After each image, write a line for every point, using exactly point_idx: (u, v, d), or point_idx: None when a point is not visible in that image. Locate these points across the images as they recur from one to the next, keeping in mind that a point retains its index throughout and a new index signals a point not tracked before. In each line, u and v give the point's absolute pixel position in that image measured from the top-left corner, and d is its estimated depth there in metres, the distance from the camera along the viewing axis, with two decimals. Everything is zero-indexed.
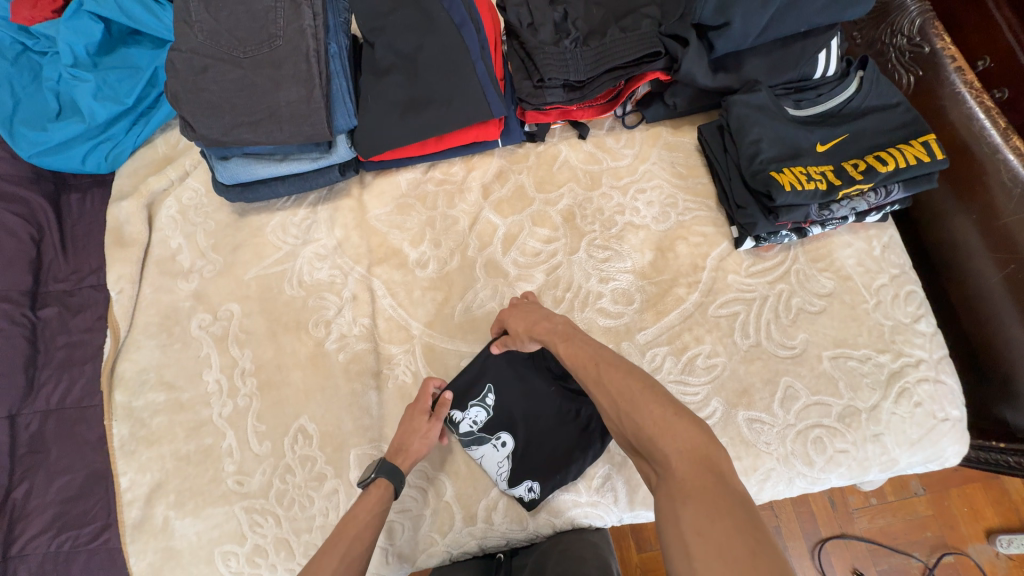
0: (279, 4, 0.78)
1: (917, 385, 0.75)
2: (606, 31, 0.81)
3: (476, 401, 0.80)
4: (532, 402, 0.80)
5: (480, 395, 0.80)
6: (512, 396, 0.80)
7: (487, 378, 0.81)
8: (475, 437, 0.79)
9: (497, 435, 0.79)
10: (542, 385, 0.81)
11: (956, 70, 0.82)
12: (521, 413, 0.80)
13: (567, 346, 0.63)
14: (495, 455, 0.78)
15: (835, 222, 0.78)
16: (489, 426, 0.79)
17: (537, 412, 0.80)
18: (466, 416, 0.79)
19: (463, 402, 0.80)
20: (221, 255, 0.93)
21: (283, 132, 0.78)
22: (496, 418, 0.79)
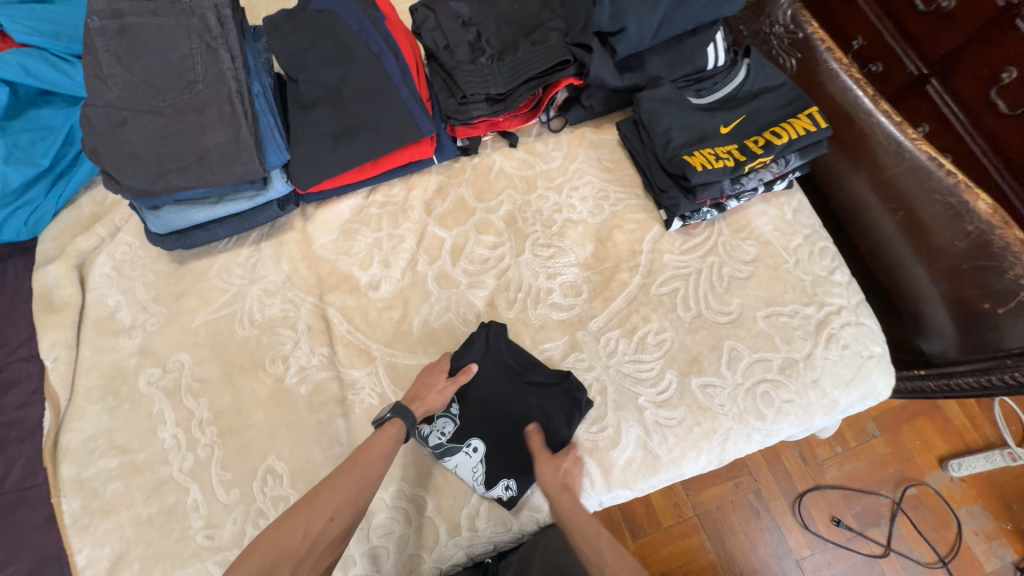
0: (195, 51, 0.79)
1: (842, 330, 0.83)
2: (518, 45, 0.87)
3: (442, 412, 0.81)
4: (498, 403, 0.82)
5: (445, 406, 0.82)
6: (477, 401, 0.82)
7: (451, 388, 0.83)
8: (447, 448, 0.79)
9: (468, 443, 0.80)
10: (505, 384, 0.82)
11: (826, 50, 0.94)
12: (488, 416, 0.81)
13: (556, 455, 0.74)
14: (468, 464, 0.79)
15: (748, 194, 0.86)
16: (457, 435, 0.80)
17: (503, 413, 0.81)
18: (434, 428, 0.80)
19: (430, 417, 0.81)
20: (164, 306, 0.91)
21: (214, 174, 0.78)
22: (464, 426, 0.81)
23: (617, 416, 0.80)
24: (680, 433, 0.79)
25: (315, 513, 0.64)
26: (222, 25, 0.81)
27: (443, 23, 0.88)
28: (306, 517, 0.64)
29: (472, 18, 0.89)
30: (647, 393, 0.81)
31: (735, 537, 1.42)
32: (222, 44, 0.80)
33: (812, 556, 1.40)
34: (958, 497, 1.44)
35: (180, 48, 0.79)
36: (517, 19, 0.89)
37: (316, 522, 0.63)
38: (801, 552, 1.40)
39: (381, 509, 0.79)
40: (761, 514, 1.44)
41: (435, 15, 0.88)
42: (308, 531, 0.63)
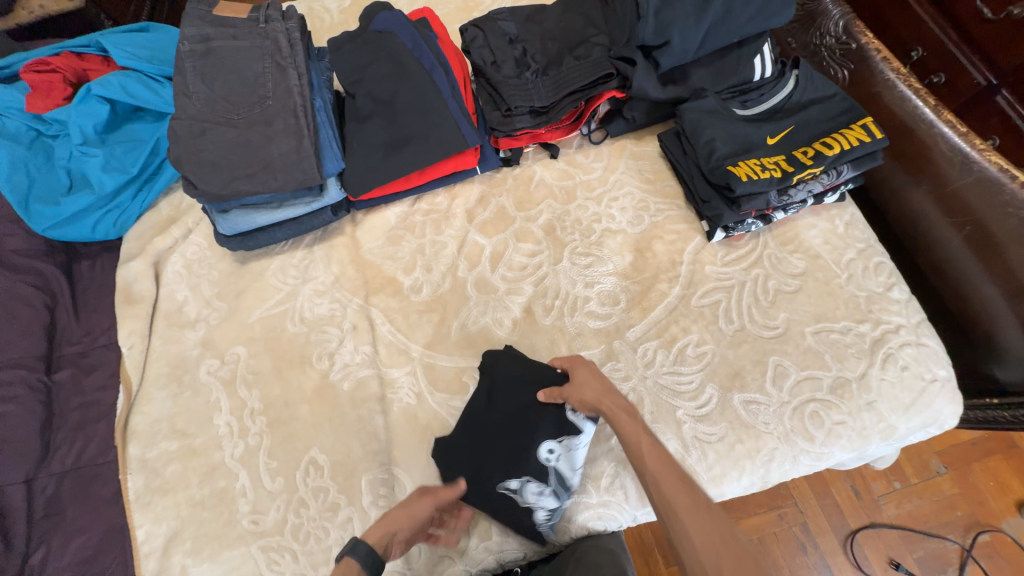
0: (268, 70, 0.88)
1: (900, 350, 0.78)
2: (562, 60, 0.90)
3: (519, 491, 0.75)
4: (499, 433, 0.79)
5: (512, 491, 0.76)
6: (492, 466, 0.77)
7: (494, 482, 0.77)
8: (556, 479, 0.76)
9: (543, 460, 0.76)
10: (467, 421, 0.82)
11: (883, 60, 0.90)
12: (518, 447, 0.77)
13: (630, 422, 0.68)
14: (564, 458, 0.76)
15: (796, 206, 0.84)
16: (535, 474, 0.75)
17: (512, 424, 0.79)
18: (534, 498, 0.75)
19: (522, 507, 0.75)
20: (225, 302, 0.98)
21: (277, 181, 0.85)
22: (524, 471, 0.76)
23: (654, 428, 0.78)
24: (721, 450, 0.76)
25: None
26: (292, 46, 0.90)
27: (491, 39, 0.92)
28: None
29: (518, 35, 0.93)
30: (686, 406, 0.79)
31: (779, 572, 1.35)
32: (291, 63, 0.88)
33: None
34: None
35: (254, 67, 0.88)
36: (561, 36, 0.92)
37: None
38: None
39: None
40: (807, 549, 1.36)
41: (484, 33, 0.92)
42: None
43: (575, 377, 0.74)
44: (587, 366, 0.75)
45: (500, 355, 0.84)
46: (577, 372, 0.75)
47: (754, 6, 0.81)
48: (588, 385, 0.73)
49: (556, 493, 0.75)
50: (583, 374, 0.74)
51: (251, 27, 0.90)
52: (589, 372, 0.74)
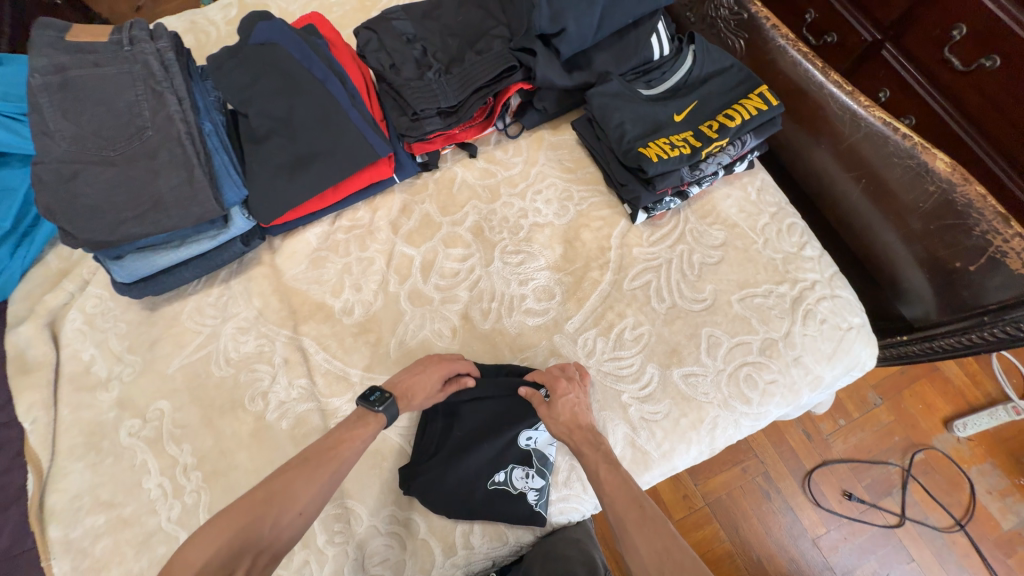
0: (141, 97, 0.80)
1: (818, 305, 0.82)
2: (463, 56, 0.87)
3: (513, 486, 0.77)
4: (468, 442, 0.79)
5: (500, 483, 0.77)
6: (471, 469, 0.77)
7: (483, 482, 0.77)
8: (541, 464, 0.79)
9: (524, 446, 0.80)
10: (431, 442, 0.80)
11: (772, 28, 0.93)
12: (492, 443, 0.79)
13: (609, 472, 0.66)
14: (542, 438, 0.81)
15: (709, 178, 0.85)
16: (517, 460, 0.79)
17: (480, 428, 0.80)
18: (529, 488, 0.77)
19: (513, 497, 0.77)
20: (139, 355, 0.90)
21: (171, 219, 0.78)
22: (506, 460, 0.78)
23: (602, 417, 0.79)
24: (667, 426, 0.78)
25: (288, 503, 0.61)
26: (166, 68, 0.82)
27: (386, 42, 0.88)
28: (277, 508, 0.60)
29: (415, 34, 0.89)
30: (629, 389, 0.80)
31: (749, 521, 1.44)
32: (167, 87, 0.81)
33: (829, 533, 1.43)
34: (967, 458, 1.49)
35: (125, 96, 0.79)
36: (460, 31, 0.89)
37: (288, 512, 0.60)
38: (816, 530, 1.43)
39: (374, 535, 0.77)
40: (771, 496, 1.47)
41: (377, 35, 0.88)
42: (277, 522, 0.59)
43: (555, 404, 0.74)
44: (566, 398, 0.74)
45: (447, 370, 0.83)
46: (556, 400, 0.74)
47: None
48: (564, 416, 0.73)
49: (541, 473, 0.79)
50: (564, 403, 0.74)
51: (114, 51, 0.81)
52: (568, 404, 0.74)
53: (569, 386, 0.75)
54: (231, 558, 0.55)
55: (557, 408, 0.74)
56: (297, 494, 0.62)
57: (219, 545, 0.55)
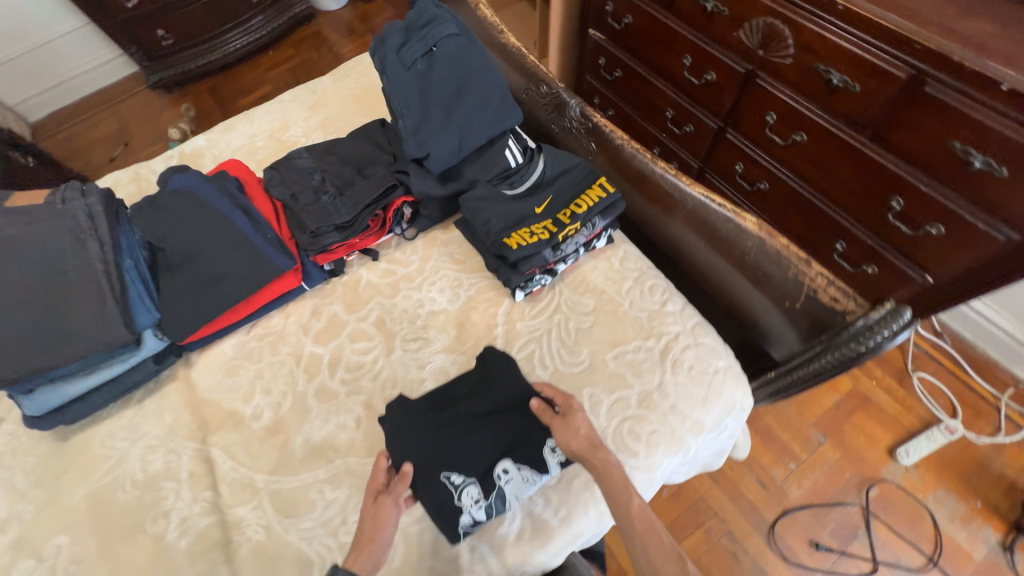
0: (64, 245, 0.91)
1: (683, 354, 0.90)
2: (354, 181, 1.03)
3: (460, 500, 0.77)
4: (463, 433, 0.83)
5: (451, 485, 0.78)
6: (445, 459, 0.80)
7: (438, 473, 0.79)
8: (496, 498, 0.78)
9: (496, 475, 0.79)
10: (429, 423, 0.84)
11: (613, 133, 1.15)
12: (477, 447, 0.81)
13: (641, 514, 0.70)
14: (515, 483, 0.79)
15: (573, 256, 0.99)
16: (483, 481, 0.78)
17: (479, 426, 0.84)
18: (467, 509, 0.76)
19: (452, 504, 0.77)
20: (43, 489, 0.90)
21: (82, 348, 0.85)
22: (478, 472, 0.79)
23: None
24: (560, 490, 0.82)
25: None
26: (93, 218, 0.95)
27: (289, 176, 1.04)
28: None
29: (315, 165, 1.06)
30: None
31: None
32: (91, 234, 0.93)
33: None
34: (920, 486, 1.48)
35: (50, 244, 0.90)
36: (354, 160, 1.07)
37: None
38: None
39: None
40: (739, 559, 1.41)
41: (279, 172, 1.04)
42: None
43: (570, 418, 0.79)
44: (581, 411, 0.80)
45: (501, 360, 0.89)
46: (572, 414, 0.80)
47: (489, 114, 0.98)
48: (582, 432, 0.77)
49: (489, 510, 0.77)
50: (573, 420, 0.79)
51: (46, 209, 0.94)
52: (584, 420, 0.79)
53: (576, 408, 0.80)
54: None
55: (572, 423, 0.78)
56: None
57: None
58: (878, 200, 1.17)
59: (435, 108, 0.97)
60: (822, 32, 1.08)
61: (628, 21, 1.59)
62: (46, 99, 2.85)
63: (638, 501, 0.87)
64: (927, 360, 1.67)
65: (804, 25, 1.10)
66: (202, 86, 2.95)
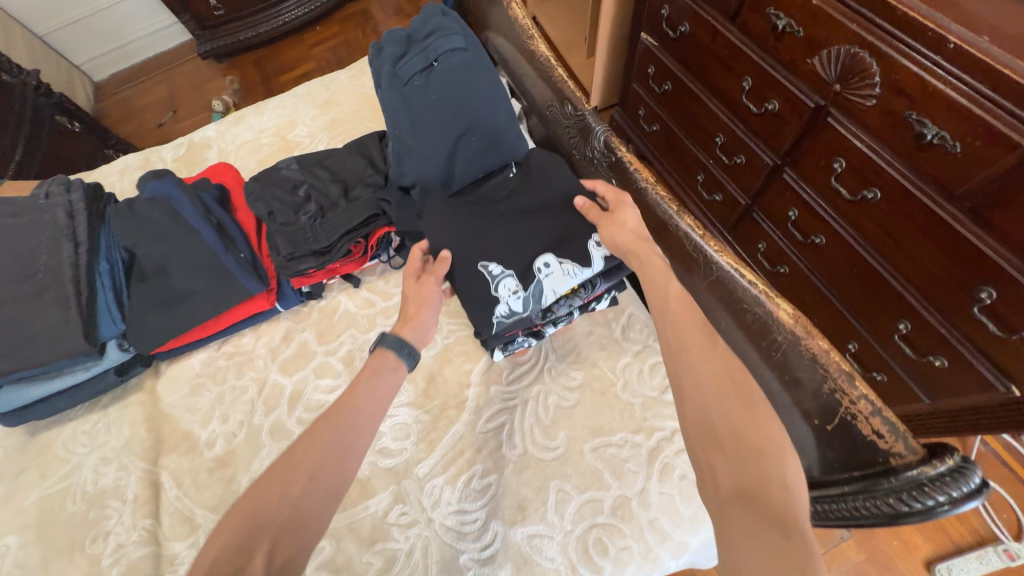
0: (42, 243, 0.89)
1: (676, 459, 0.76)
2: (338, 203, 0.94)
3: (498, 286, 0.78)
4: (505, 220, 0.82)
5: (489, 274, 0.79)
6: (481, 246, 0.79)
7: (474, 261, 0.79)
8: (530, 296, 0.78)
9: (537, 269, 0.79)
10: (469, 212, 0.83)
11: (636, 172, 0.98)
12: (521, 242, 0.80)
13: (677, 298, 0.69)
14: (555, 277, 0.79)
15: (566, 317, 0.85)
16: (523, 276, 0.79)
17: (526, 215, 0.82)
18: (503, 301, 0.78)
19: (490, 295, 0.78)
20: (4, 484, 0.90)
21: (41, 353, 0.84)
22: (517, 267, 0.79)
23: None
24: None
25: None
26: (74, 216, 0.92)
27: (270, 190, 0.96)
28: None
29: (302, 179, 0.98)
30: (469, 549, 0.74)
31: None
32: (67, 234, 0.89)
33: None
34: None
35: (29, 242, 0.89)
36: (342, 177, 0.98)
37: None
38: None
39: None
40: None
41: (260, 185, 0.96)
42: None
43: (614, 216, 0.77)
44: (631, 209, 0.76)
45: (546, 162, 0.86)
46: (620, 212, 0.77)
47: (487, 142, 0.85)
48: (626, 227, 0.76)
49: (522, 308, 0.79)
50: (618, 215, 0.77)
51: (31, 202, 0.92)
52: (631, 215, 0.76)
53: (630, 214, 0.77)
54: (237, 547, 0.57)
55: (619, 218, 0.76)
56: (304, 457, 0.64)
57: (244, 509, 0.60)
58: (962, 286, 0.94)
59: (426, 133, 0.85)
60: (921, 73, 0.85)
61: (685, 30, 1.37)
62: (111, 60, 2.99)
63: None
64: (994, 463, 1.41)
65: (898, 62, 0.87)
66: (250, 57, 2.96)
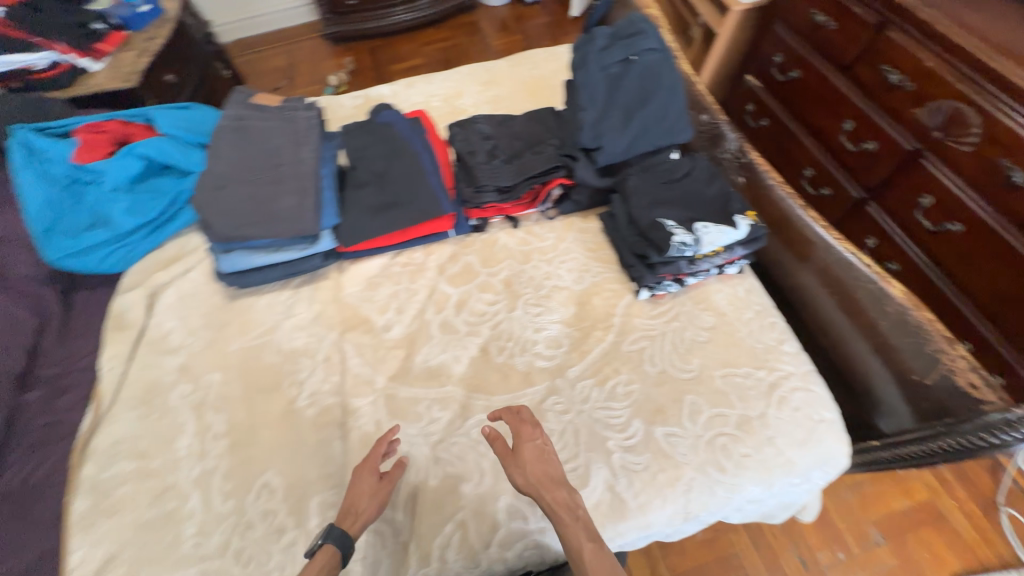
0: (286, 144, 1.10)
1: (792, 394, 0.92)
2: (523, 154, 1.15)
3: (672, 234, 0.97)
4: (676, 197, 1.05)
5: (665, 225, 0.99)
6: (657, 207, 1.03)
7: (653, 216, 1.02)
8: (695, 244, 0.97)
9: (699, 228, 0.98)
10: (652, 186, 1.06)
11: (767, 173, 1.18)
12: (688, 210, 1.03)
13: (593, 548, 0.70)
14: (713, 234, 0.98)
15: (703, 273, 1.05)
16: (689, 229, 0.99)
17: (695, 198, 1.05)
18: (675, 243, 0.96)
19: (665, 235, 0.98)
20: (210, 332, 1.07)
21: (276, 229, 1.01)
22: (682, 223, 1.01)
23: (588, 458, 0.87)
24: (645, 478, 0.85)
25: None
26: (310, 129, 1.13)
27: (470, 136, 1.18)
28: None
29: (491, 134, 1.20)
30: (616, 437, 0.89)
31: None
32: (308, 140, 1.11)
33: None
34: None
35: (278, 141, 1.10)
36: (524, 137, 1.20)
37: None
38: None
39: (424, 485, 0.87)
40: None
41: (463, 132, 1.20)
42: None
43: (518, 446, 0.81)
44: (531, 443, 0.81)
45: (701, 177, 1.09)
46: (521, 446, 0.81)
47: (664, 125, 1.07)
48: (529, 459, 0.79)
49: (690, 247, 0.97)
50: (529, 449, 0.80)
51: (280, 113, 1.14)
52: (534, 449, 0.80)
53: (534, 431, 0.83)
54: None
55: (521, 455, 0.80)
56: None
57: None
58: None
59: (617, 109, 1.07)
60: (1016, 129, 1.05)
61: (794, 75, 1.61)
62: (238, 28, 3.33)
63: (705, 520, 0.89)
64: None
65: (998, 119, 1.08)
66: (363, 46, 3.28)
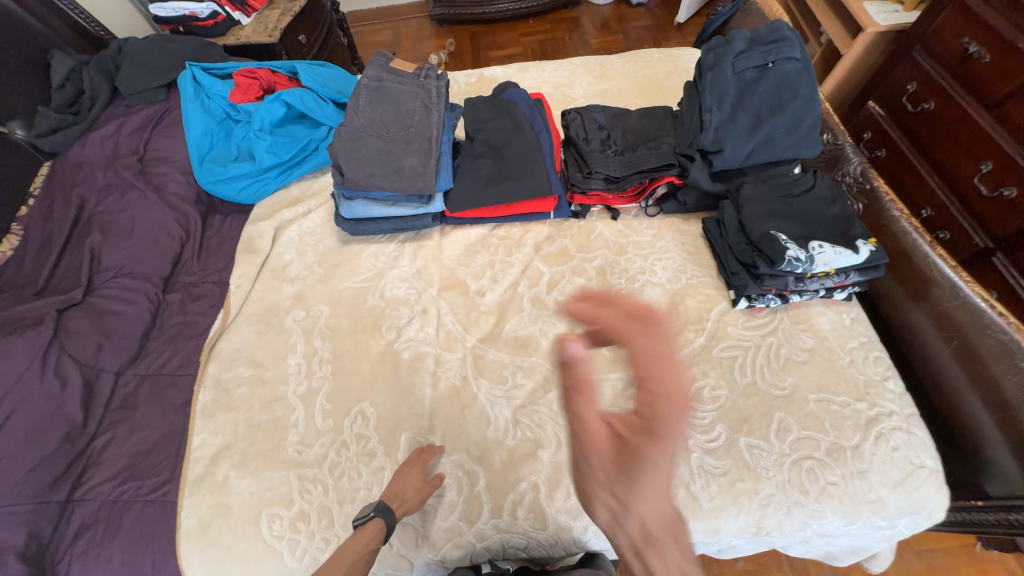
0: (417, 108, 1.17)
1: (892, 432, 0.88)
2: (636, 148, 1.16)
3: (785, 247, 0.95)
4: (792, 213, 1.02)
5: (778, 238, 0.97)
6: (772, 219, 1.01)
7: (766, 226, 1.00)
8: (809, 261, 0.94)
9: (814, 246, 0.95)
10: (769, 197, 1.04)
11: (890, 201, 1.11)
12: (803, 228, 1.01)
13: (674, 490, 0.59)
14: (829, 255, 0.94)
15: (810, 293, 1.01)
16: (803, 246, 0.96)
17: (812, 216, 1.02)
18: (788, 257, 0.94)
19: (777, 247, 0.96)
20: (323, 269, 1.17)
21: (402, 183, 1.09)
22: (796, 239, 0.98)
23: (666, 451, 0.88)
24: (722, 482, 0.85)
25: None
26: (438, 96, 1.20)
27: (586, 124, 1.21)
28: None
29: (606, 124, 1.22)
30: (696, 437, 0.90)
31: None
32: (435, 106, 1.18)
33: None
34: None
35: (410, 105, 1.18)
36: (639, 131, 1.20)
37: None
38: None
39: (503, 442, 0.91)
40: None
41: (580, 118, 1.22)
42: None
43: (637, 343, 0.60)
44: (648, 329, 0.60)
45: (822, 195, 1.05)
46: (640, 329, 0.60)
47: (792, 138, 1.05)
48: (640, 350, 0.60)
49: (802, 263, 0.94)
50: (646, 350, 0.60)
51: (413, 79, 1.22)
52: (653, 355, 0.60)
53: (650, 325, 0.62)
54: None
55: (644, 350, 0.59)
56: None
57: None
58: None
59: (745, 114, 1.05)
60: None
61: (929, 107, 1.50)
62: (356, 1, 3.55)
63: (776, 538, 0.88)
64: None
65: None
66: (466, 30, 3.40)
